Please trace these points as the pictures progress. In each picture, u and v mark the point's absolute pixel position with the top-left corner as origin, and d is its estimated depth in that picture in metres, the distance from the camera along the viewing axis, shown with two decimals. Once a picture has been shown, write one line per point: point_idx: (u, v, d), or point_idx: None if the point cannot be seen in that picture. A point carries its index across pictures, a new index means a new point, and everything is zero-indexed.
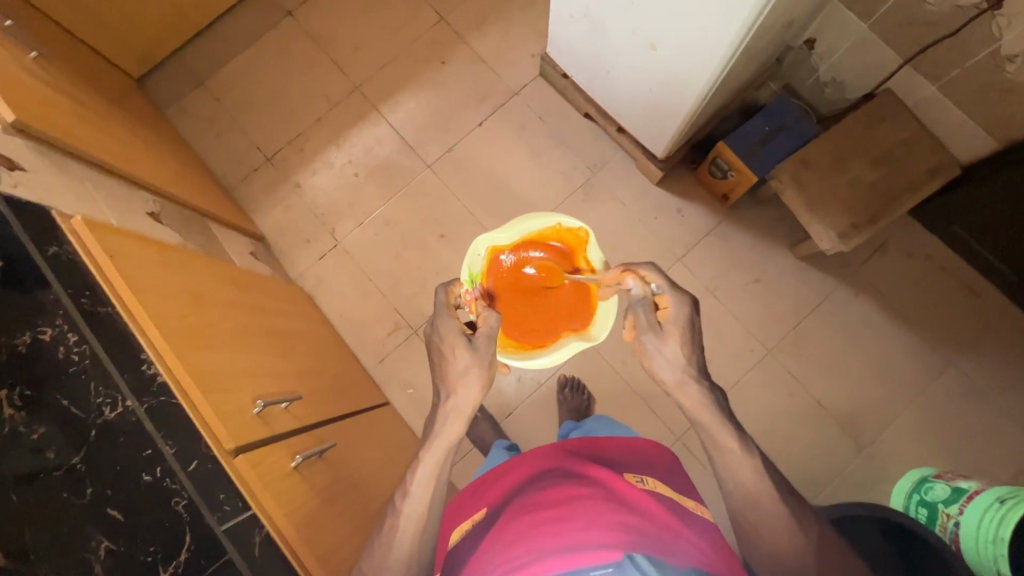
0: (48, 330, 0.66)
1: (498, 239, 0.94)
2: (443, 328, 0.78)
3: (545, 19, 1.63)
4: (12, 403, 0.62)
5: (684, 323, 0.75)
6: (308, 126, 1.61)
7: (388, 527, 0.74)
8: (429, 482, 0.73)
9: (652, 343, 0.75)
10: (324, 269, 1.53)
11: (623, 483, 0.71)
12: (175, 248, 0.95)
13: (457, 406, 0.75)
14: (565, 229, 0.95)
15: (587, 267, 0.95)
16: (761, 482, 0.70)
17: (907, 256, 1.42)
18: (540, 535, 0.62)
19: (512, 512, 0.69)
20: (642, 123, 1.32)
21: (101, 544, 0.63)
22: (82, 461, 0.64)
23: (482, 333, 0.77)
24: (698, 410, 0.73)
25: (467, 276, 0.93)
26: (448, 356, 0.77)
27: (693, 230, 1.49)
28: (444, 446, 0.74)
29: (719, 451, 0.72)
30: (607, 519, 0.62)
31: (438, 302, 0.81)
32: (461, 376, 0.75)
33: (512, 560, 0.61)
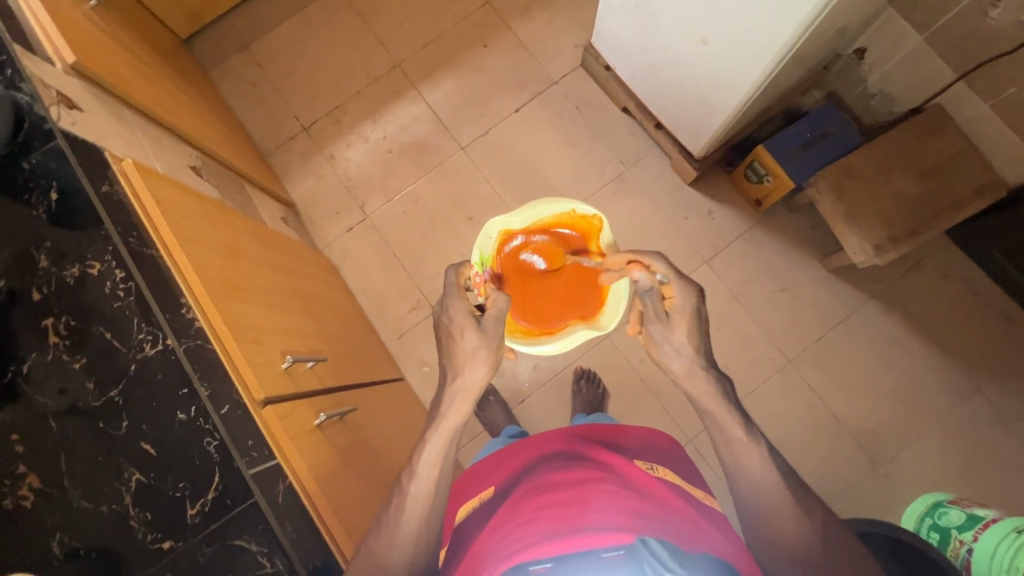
0: (96, 265, 0.68)
1: (511, 223, 0.89)
2: (452, 309, 0.77)
3: (591, 10, 1.63)
4: (58, 332, 0.66)
5: (690, 313, 0.74)
6: (347, 99, 1.62)
7: (393, 507, 0.68)
8: (436, 463, 0.69)
9: (660, 333, 0.75)
10: (351, 241, 1.54)
11: (637, 471, 0.67)
12: (214, 202, 0.96)
13: (465, 386, 0.73)
14: (579, 216, 0.90)
15: (600, 256, 0.90)
16: (769, 473, 0.67)
17: (941, 276, 1.40)
18: (548, 515, 0.59)
19: (520, 492, 0.66)
20: (683, 119, 1.32)
21: (133, 475, 0.64)
22: (120, 394, 0.66)
23: (491, 314, 0.75)
24: (706, 399, 0.71)
25: (477, 258, 0.88)
26: (456, 337, 0.75)
27: (723, 233, 1.47)
28: (453, 426, 0.71)
29: (726, 440, 0.69)
30: (620, 503, 0.59)
31: (448, 283, 0.80)
32: (469, 357, 0.74)
33: (518, 539, 0.57)
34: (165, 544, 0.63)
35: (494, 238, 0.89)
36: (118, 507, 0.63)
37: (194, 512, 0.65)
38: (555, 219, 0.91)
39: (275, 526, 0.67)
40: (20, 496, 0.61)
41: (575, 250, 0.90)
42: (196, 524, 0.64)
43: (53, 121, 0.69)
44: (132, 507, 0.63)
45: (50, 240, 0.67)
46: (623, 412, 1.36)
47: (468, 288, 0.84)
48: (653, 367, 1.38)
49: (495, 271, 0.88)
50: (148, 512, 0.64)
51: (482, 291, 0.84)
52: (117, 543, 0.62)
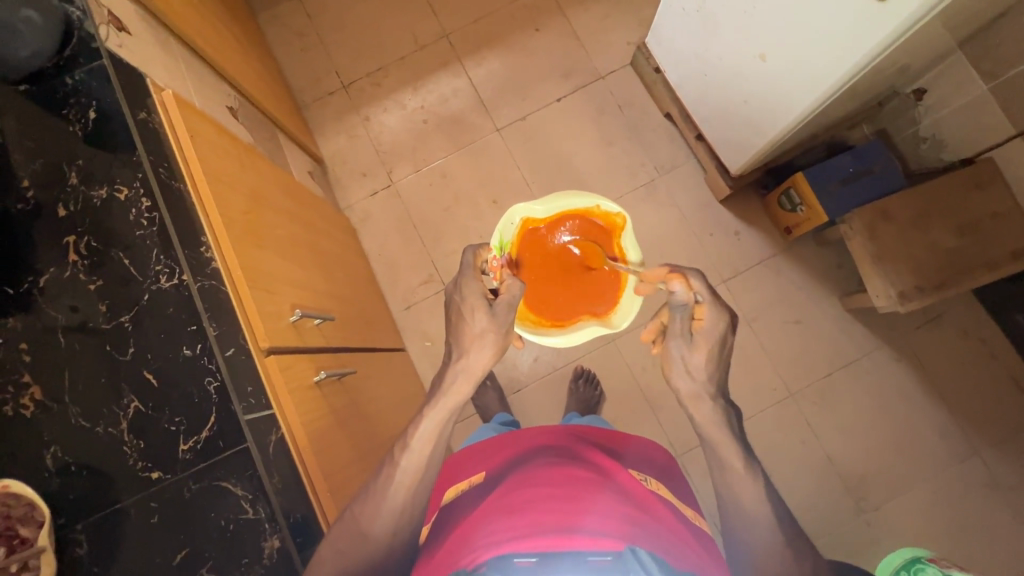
0: (125, 191, 0.68)
1: (533, 211, 0.88)
2: (466, 289, 0.75)
3: (649, 9, 1.59)
4: (78, 250, 0.66)
5: (715, 339, 0.69)
6: (390, 63, 1.60)
7: (382, 477, 0.66)
8: (429, 440, 0.67)
9: (679, 350, 0.71)
10: (373, 205, 1.54)
11: (631, 479, 0.66)
12: (246, 145, 0.96)
13: (469, 367, 0.72)
14: (602, 211, 0.89)
15: (620, 254, 0.89)
16: (763, 509, 0.66)
17: (961, 334, 1.37)
18: (539, 510, 0.58)
19: (510, 480, 0.66)
20: (726, 134, 1.29)
21: (132, 402, 0.64)
22: (130, 321, 0.66)
23: (504, 299, 0.74)
24: (710, 426, 0.69)
25: (496, 241, 0.86)
26: (465, 316, 0.74)
27: (746, 255, 1.45)
28: (449, 407, 0.69)
29: (722, 470, 0.68)
30: (613, 509, 0.58)
31: (464, 263, 0.77)
32: (476, 339, 0.72)
33: (507, 530, 0.56)
34: (154, 474, 0.63)
35: (516, 223, 0.87)
36: (113, 431, 0.63)
37: (185, 448, 0.63)
38: (578, 212, 0.89)
39: (262, 474, 0.64)
40: (21, 405, 0.62)
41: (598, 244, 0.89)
42: (186, 459, 0.63)
43: (101, 40, 0.69)
44: (127, 433, 0.63)
45: (83, 159, 0.68)
46: (618, 418, 1.35)
47: (483, 271, 0.80)
48: (654, 378, 1.37)
49: (512, 256, 0.87)
50: (142, 440, 0.63)
51: (498, 277, 0.80)
52: (106, 467, 0.62)
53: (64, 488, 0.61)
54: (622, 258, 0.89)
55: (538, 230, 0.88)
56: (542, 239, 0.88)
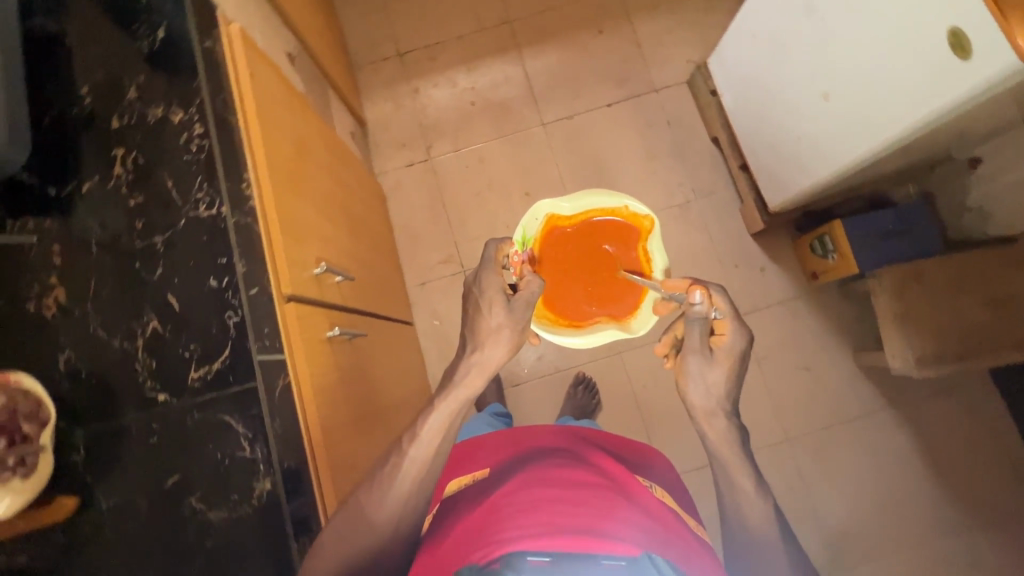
0: (180, 114, 0.68)
1: (559, 208, 0.87)
2: (484, 282, 0.69)
3: (715, 29, 1.57)
4: (125, 165, 0.67)
5: (736, 355, 0.69)
6: (448, 39, 1.60)
7: (389, 466, 0.62)
8: (439, 431, 0.63)
9: (697, 365, 0.69)
10: (407, 176, 1.54)
11: (637, 483, 0.67)
12: (298, 93, 0.97)
13: (483, 362, 0.66)
14: (629, 212, 0.87)
15: (644, 258, 0.87)
16: (772, 533, 0.65)
17: (969, 411, 1.35)
18: (551, 509, 0.58)
19: (519, 478, 0.65)
20: (772, 169, 1.27)
21: (151, 321, 0.64)
22: (162, 242, 0.65)
23: (522, 297, 0.69)
24: (724, 446, 0.68)
25: (518, 237, 0.86)
26: (482, 311, 0.68)
27: (767, 293, 1.44)
28: (462, 400, 0.64)
29: (734, 491, 0.67)
30: (625, 514, 0.58)
31: (484, 257, 0.72)
32: (492, 333, 0.67)
33: (519, 528, 0.56)
34: (160, 397, 0.62)
35: (540, 219, 0.87)
36: (128, 346, 0.63)
37: (195, 377, 0.62)
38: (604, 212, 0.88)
39: (265, 414, 0.61)
40: (44, 305, 0.63)
41: (622, 247, 0.87)
42: (194, 388, 0.62)
43: None
44: (141, 351, 0.63)
45: (143, 76, 0.69)
46: (611, 431, 1.35)
47: (504, 266, 0.76)
48: (654, 399, 1.37)
49: (534, 252, 0.86)
50: (153, 361, 0.63)
51: (518, 273, 0.76)
52: (114, 381, 0.62)
53: (72, 394, 0.62)
54: (646, 263, 0.87)
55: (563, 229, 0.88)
56: (566, 237, 0.87)
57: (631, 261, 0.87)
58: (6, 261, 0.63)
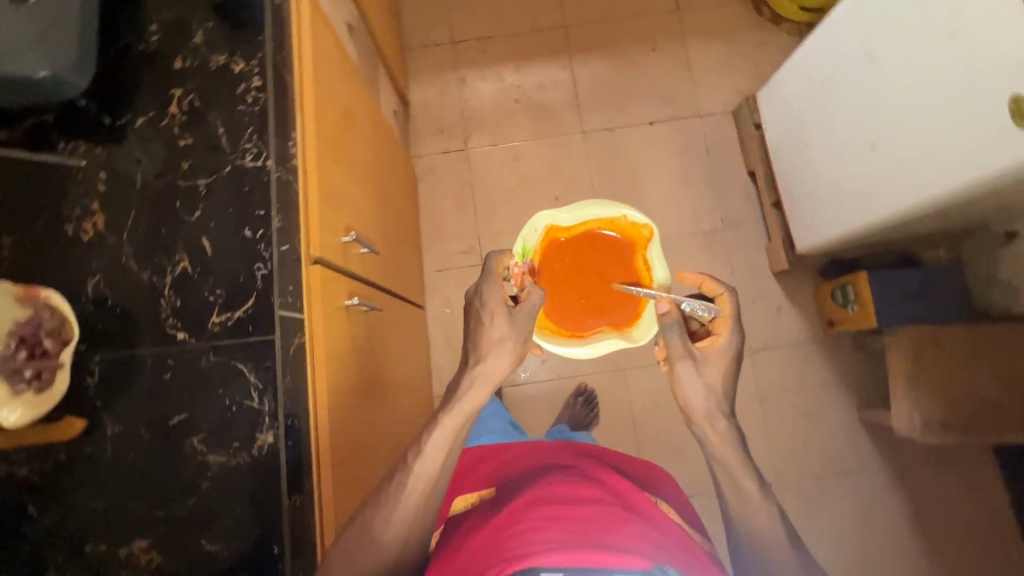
0: (241, 64, 0.69)
1: (558, 219, 0.88)
2: (487, 295, 0.72)
3: (769, 65, 1.57)
4: (180, 105, 0.68)
5: (729, 356, 0.73)
6: (503, 35, 1.61)
7: (394, 483, 0.63)
8: (443, 446, 0.64)
9: (687, 370, 0.72)
10: (440, 162, 1.55)
11: (640, 498, 0.68)
12: (352, 64, 0.98)
13: (486, 374, 0.68)
14: (627, 222, 0.88)
15: (643, 267, 0.88)
16: (778, 536, 0.64)
17: (967, 486, 1.32)
18: (562, 526, 0.58)
19: (524, 497, 0.65)
20: (806, 211, 1.27)
21: (181, 261, 0.64)
22: (205, 186, 0.66)
23: (524, 308, 0.72)
24: (725, 449, 0.69)
25: (519, 248, 0.85)
26: (484, 322, 0.71)
27: (780, 335, 1.43)
28: (466, 413, 0.66)
29: (738, 493, 0.67)
30: (633, 531, 0.59)
31: (487, 270, 0.74)
32: (495, 345, 0.70)
33: (529, 546, 0.55)
34: (178, 335, 0.62)
35: (540, 230, 0.87)
36: (156, 282, 0.64)
37: (216, 321, 0.63)
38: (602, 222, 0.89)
39: (278, 369, 0.61)
40: (82, 229, 0.65)
41: (622, 257, 0.88)
42: (213, 332, 0.62)
43: None
44: (168, 288, 0.64)
45: (212, 22, 0.70)
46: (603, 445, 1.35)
47: (504, 277, 0.78)
48: (650, 421, 1.36)
49: (535, 264, 0.86)
50: (178, 300, 0.63)
51: (519, 284, 0.79)
52: (138, 313, 0.63)
53: (95, 318, 0.63)
54: (646, 272, 0.88)
55: (562, 240, 0.88)
56: (566, 248, 0.88)
57: (631, 272, 0.87)
58: (56, 181, 0.66)
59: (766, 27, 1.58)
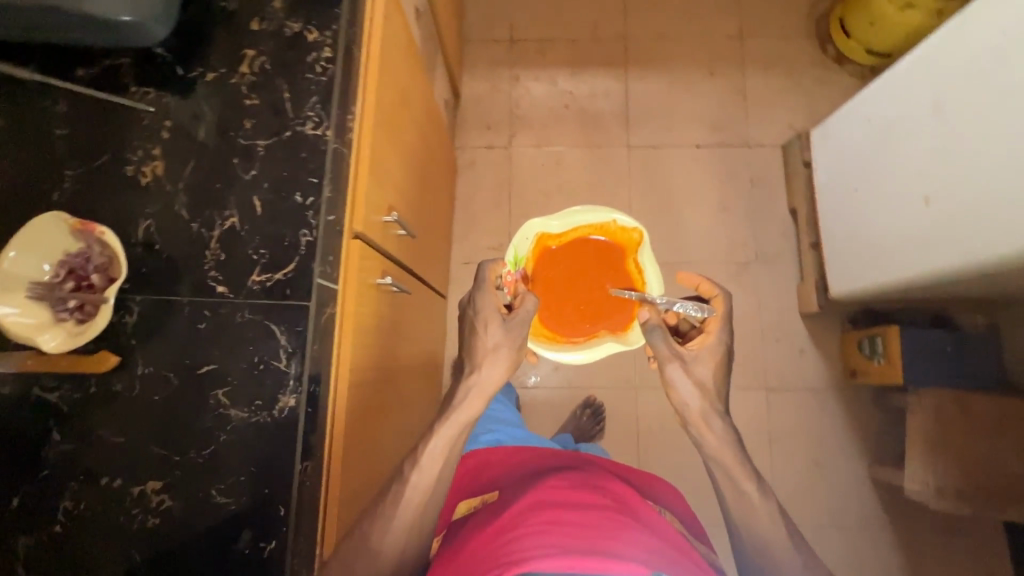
0: (315, 34, 0.70)
1: (548, 226, 0.86)
2: (480, 304, 0.73)
3: (826, 104, 1.54)
4: (252, 66, 0.69)
5: (721, 351, 0.73)
6: (561, 39, 1.61)
7: (392, 492, 0.64)
8: (440, 457, 0.65)
9: (678, 372, 0.71)
10: (482, 156, 1.56)
11: (642, 507, 0.68)
12: (414, 49, 0.99)
13: (481, 383, 0.69)
14: (618, 226, 0.86)
15: (637, 270, 0.86)
16: (782, 540, 0.63)
17: (973, 561, 1.28)
18: (560, 532, 0.58)
19: (521, 503, 0.65)
20: (846, 257, 1.24)
21: (230, 217, 0.65)
22: (263, 147, 0.67)
23: (518, 316, 0.73)
24: (722, 449, 0.68)
25: (510, 256, 0.84)
26: (478, 331, 0.72)
27: (799, 377, 1.40)
28: (462, 422, 0.67)
29: (739, 495, 0.66)
30: (634, 539, 0.59)
31: (478, 278, 0.75)
32: (490, 353, 0.71)
33: (525, 551, 0.56)
34: (218, 288, 0.64)
35: (531, 238, 0.85)
36: (204, 233, 0.65)
37: (255, 280, 0.64)
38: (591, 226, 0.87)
39: (310, 335, 0.62)
40: (140, 172, 0.66)
41: (615, 261, 0.86)
42: (251, 290, 0.63)
43: None
44: (214, 241, 0.65)
45: None
46: None
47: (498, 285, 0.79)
48: (655, 442, 1.35)
49: (527, 272, 0.84)
50: (223, 254, 0.64)
51: (512, 291, 0.80)
52: (182, 261, 0.64)
53: (141, 260, 0.64)
54: (639, 275, 0.85)
55: (553, 246, 0.86)
56: (557, 255, 0.86)
57: (624, 276, 0.85)
58: (122, 122, 0.68)
59: (828, 66, 1.56)
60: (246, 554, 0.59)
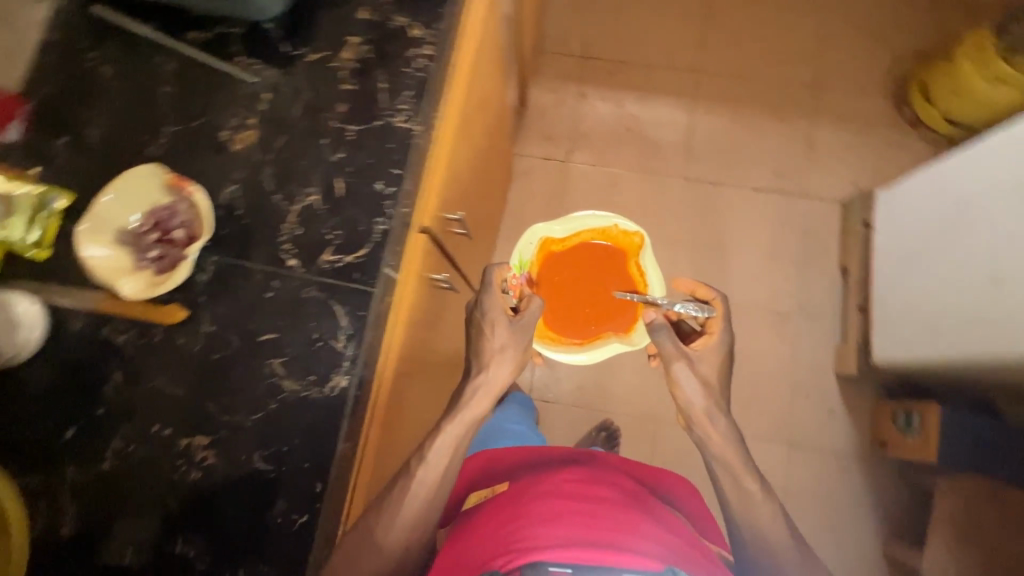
0: (418, 29, 0.71)
1: (552, 232, 0.96)
2: (487, 305, 0.78)
3: (893, 166, 1.51)
4: (355, 53, 0.71)
5: (722, 352, 0.81)
6: (634, 63, 1.62)
7: (397, 488, 0.65)
8: (448, 451, 0.68)
9: (683, 370, 0.77)
10: (537, 166, 1.57)
11: (650, 502, 0.70)
12: (498, 55, 1.01)
13: (487, 383, 0.73)
14: (618, 230, 0.97)
15: (636, 271, 0.96)
16: (780, 533, 0.69)
17: None
18: (572, 522, 0.60)
19: (530, 487, 0.68)
20: (896, 324, 1.21)
21: (311, 194, 0.67)
22: (353, 133, 0.69)
23: (525, 319, 0.77)
24: (725, 446, 0.74)
25: (517, 261, 0.94)
26: (485, 333, 0.76)
27: (824, 438, 1.37)
28: (468, 420, 0.70)
29: (741, 491, 0.71)
30: (647, 533, 0.61)
31: (487, 281, 0.79)
32: (496, 354, 0.75)
33: (538, 537, 0.58)
34: (290, 262, 0.65)
35: (536, 243, 0.96)
36: (284, 206, 0.67)
37: (327, 260, 0.65)
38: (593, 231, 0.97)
39: (371, 321, 0.64)
40: (234, 139, 0.69)
41: (617, 263, 0.96)
42: (322, 268, 0.65)
43: None
44: (293, 216, 0.67)
45: None
46: None
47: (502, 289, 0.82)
48: None
49: (533, 275, 0.94)
50: (300, 230, 0.66)
51: (518, 292, 0.88)
52: (260, 230, 0.66)
53: (221, 222, 0.67)
54: (639, 278, 0.95)
55: (558, 249, 0.96)
56: (561, 257, 0.96)
57: (624, 278, 0.95)
58: (223, 88, 0.71)
59: (902, 129, 1.52)
60: (277, 522, 0.60)
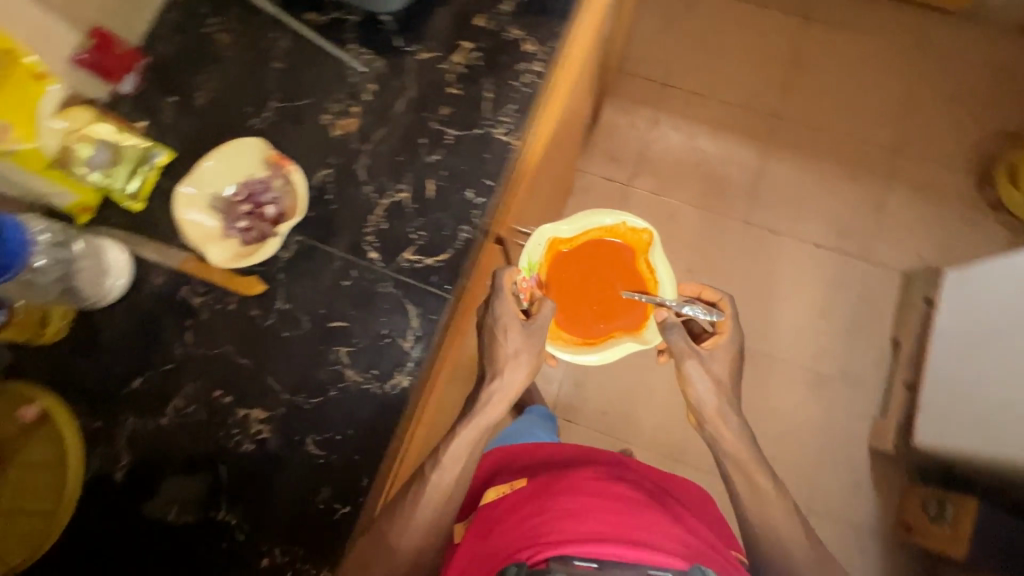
0: (530, 45, 0.71)
1: (559, 230, 0.78)
2: (498, 308, 0.71)
3: (965, 246, 1.46)
4: (465, 59, 0.71)
5: (734, 351, 0.77)
6: (713, 97, 1.59)
7: (411, 493, 0.63)
8: (461, 459, 0.64)
9: (696, 368, 0.74)
10: (598, 185, 1.56)
11: (671, 506, 0.66)
12: (591, 74, 1.00)
13: (504, 388, 0.69)
14: (628, 226, 0.80)
15: (649, 272, 0.81)
16: (796, 533, 0.68)
17: None
18: (595, 518, 0.56)
19: (547, 483, 0.64)
20: (951, 412, 1.18)
21: (402, 191, 0.68)
22: (452, 138, 0.69)
23: (540, 321, 0.72)
24: (738, 446, 0.72)
25: (523, 264, 0.76)
26: (498, 337, 0.70)
27: (846, 509, 1.33)
28: (484, 425, 0.67)
29: (755, 492, 0.71)
30: (669, 532, 0.57)
31: (495, 285, 0.71)
32: (511, 359, 0.70)
33: (562, 533, 0.54)
34: (371, 254, 0.66)
35: (543, 243, 0.77)
36: (373, 199, 0.68)
37: (407, 258, 0.66)
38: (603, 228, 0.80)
39: (440, 325, 0.64)
40: (335, 124, 0.70)
41: (628, 262, 0.81)
42: (401, 266, 0.66)
43: None
44: (381, 209, 0.67)
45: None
46: None
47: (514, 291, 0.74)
48: None
49: (540, 279, 0.78)
50: (385, 224, 0.67)
51: (528, 297, 0.75)
52: (346, 218, 0.67)
53: (310, 203, 0.68)
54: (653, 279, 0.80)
55: (564, 250, 0.79)
56: (570, 259, 0.80)
57: (637, 279, 0.80)
58: (331, 72, 0.72)
59: (981, 209, 1.47)
60: (321, 508, 0.61)
